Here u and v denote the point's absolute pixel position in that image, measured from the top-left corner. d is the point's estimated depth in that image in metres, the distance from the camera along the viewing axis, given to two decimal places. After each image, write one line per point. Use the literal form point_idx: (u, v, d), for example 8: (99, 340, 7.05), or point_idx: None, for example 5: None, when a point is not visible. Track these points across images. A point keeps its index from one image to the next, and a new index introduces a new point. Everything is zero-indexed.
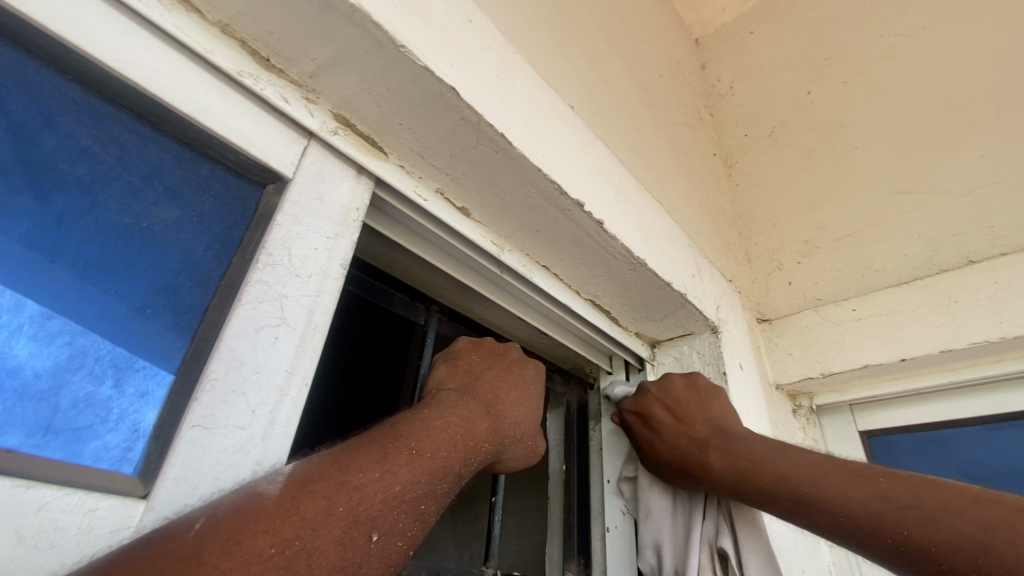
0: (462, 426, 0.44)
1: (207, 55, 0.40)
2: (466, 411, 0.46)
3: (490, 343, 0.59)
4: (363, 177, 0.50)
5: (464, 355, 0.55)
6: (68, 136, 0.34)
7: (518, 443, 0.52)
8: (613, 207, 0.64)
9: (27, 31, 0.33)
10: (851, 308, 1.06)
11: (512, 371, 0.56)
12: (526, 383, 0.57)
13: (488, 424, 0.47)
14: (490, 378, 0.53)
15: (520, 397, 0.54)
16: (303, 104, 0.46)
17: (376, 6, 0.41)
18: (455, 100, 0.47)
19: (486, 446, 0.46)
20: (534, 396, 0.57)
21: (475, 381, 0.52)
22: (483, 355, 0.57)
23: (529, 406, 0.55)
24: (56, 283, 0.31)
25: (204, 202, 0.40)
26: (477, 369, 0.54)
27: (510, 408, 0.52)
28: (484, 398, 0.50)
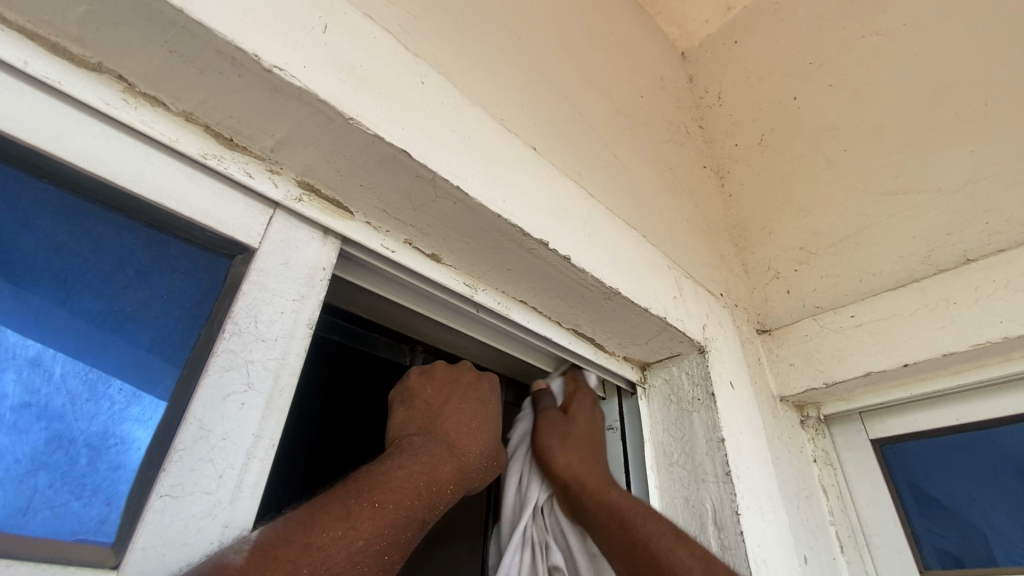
0: (425, 472, 0.46)
1: (172, 144, 0.44)
2: (430, 455, 0.48)
3: (442, 367, 0.60)
4: (329, 238, 0.53)
5: (420, 392, 0.56)
6: (42, 234, 0.38)
7: (485, 470, 0.55)
8: (582, 240, 0.66)
9: (5, 146, 0.37)
10: (849, 314, 1.04)
11: (471, 401, 0.58)
12: (489, 416, 0.58)
13: (450, 463, 0.49)
14: (453, 415, 0.55)
15: (483, 429, 0.56)
16: (267, 177, 0.49)
17: (324, 85, 0.45)
18: (408, 160, 0.50)
19: (450, 486, 0.48)
20: (495, 424, 0.59)
21: (435, 419, 0.53)
22: (438, 387, 0.58)
23: (493, 433, 0.57)
24: (33, 374, 0.34)
25: (173, 278, 0.43)
26: (435, 405, 0.55)
27: (471, 441, 0.53)
28: (444, 437, 0.52)
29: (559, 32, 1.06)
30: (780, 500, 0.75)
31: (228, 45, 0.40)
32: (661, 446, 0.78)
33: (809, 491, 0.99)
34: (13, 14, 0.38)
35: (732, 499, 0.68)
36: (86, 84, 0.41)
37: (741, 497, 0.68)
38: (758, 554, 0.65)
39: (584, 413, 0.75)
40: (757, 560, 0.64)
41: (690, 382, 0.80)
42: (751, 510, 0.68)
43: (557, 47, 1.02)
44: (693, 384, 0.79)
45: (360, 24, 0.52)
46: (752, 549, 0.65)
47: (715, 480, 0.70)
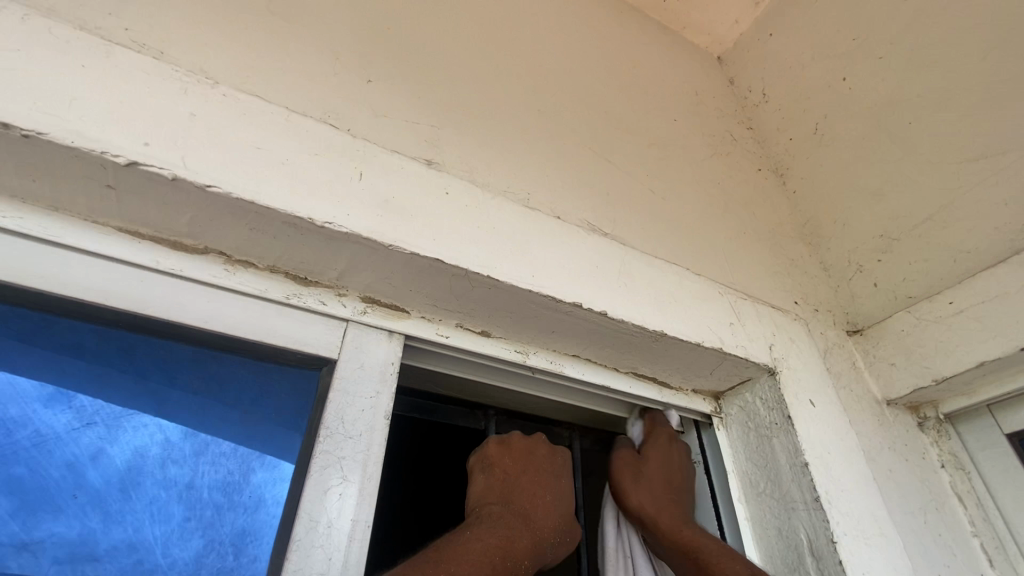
0: (500, 545, 0.52)
1: (263, 293, 0.56)
2: (505, 529, 0.54)
3: (518, 439, 0.65)
4: (394, 336, 0.62)
5: (499, 460, 0.63)
6: (184, 384, 0.52)
7: (558, 546, 0.59)
8: (618, 293, 0.70)
9: (160, 326, 0.52)
10: (947, 301, 0.97)
11: (545, 475, 0.63)
12: (559, 489, 0.64)
13: (525, 538, 0.55)
14: (526, 487, 0.61)
15: (558, 505, 0.62)
16: (336, 299, 0.60)
17: (365, 224, 0.55)
18: (443, 265, 0.58)
19: (525, 560, 0.53)
20: (568, 498, 0.64)
21: (512, 492, 0.59)
22: (516, 458, 0.63)
23: (565, 507, 0.62)
24: (190, 494, 0.48)
25: (273, 398, 0.55)
26: (512, 476, 0.61)
27: (545, 515, 0.59)
28: (521, 511, 0.58)
29: (578, 88, 1.13)
30: (888, 519, 0.71)
31: (290, 217, 0.52)
32: (746, 476, 0.76)
33: (941, 502, 0.89)
34: (144, 227, 0.52)
35: (827, 527, 0.66)
36: (197, 264, 0.54)
37: (835, 523, 0.66)
38: None
39: (631, 465, 0.75)
40: None
41: (765, 407, 0.78)
42: (850, 536, 0.66)
43: (577, 103, 1.08)
44: (768, 408, 0.77)
45: (387, 160, 0.62)
46: None
47: (805, 507, 0.68)
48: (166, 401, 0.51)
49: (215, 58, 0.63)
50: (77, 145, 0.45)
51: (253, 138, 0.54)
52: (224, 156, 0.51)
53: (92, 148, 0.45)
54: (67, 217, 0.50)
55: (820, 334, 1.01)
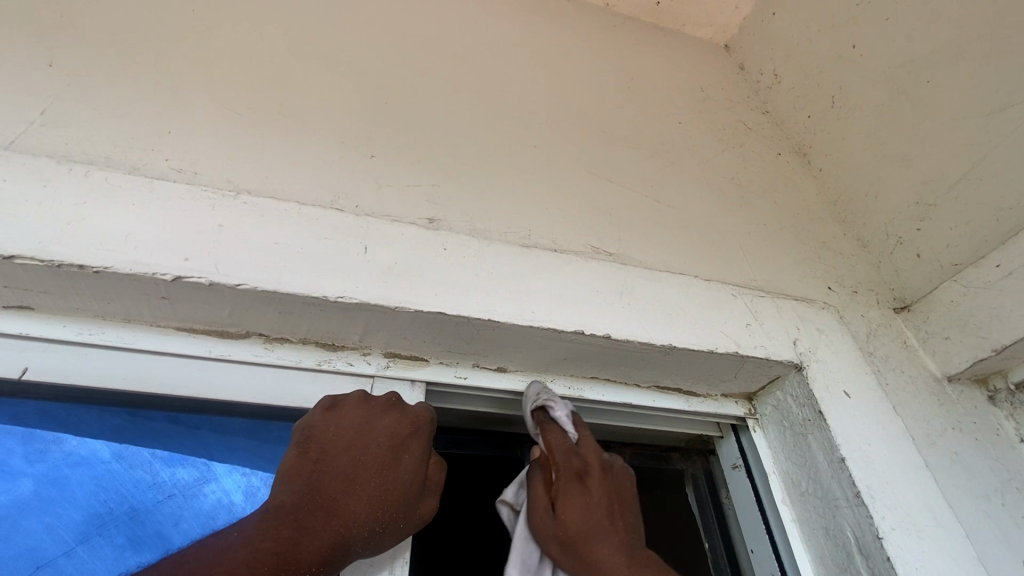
0: (277, 544, 0.47)
1: (299, 363, 0.65)
2: (293, 525, 0.49)
3: (351, 410, 0.60)
4: (417, 384, 0.69)
5: (322, 435, 0.57)
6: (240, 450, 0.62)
7: (379, 539, 0.55)
8: (621, 314, 0.73)
9: (219, 403, 0.61)
10: (995, 265, 0.91)
11: (376, 452, 0.57)
12: (394, 465, 0.58)
13: (325, 534, 0.50)
14: (344, 469, 0.56)
15: (384, 490, 0.56)
16: (362, 359, 0.68)
17: (373, 293, 0.62)
18: (447, 317, 0.64)
19: (315, 565, 0.48)
20: (408, 475, 0.58)
21: (323, 476, 0.54)
22: (342, 431, 0.58)
23: (396, 487, 0.56)
24: None
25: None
26: (330, 454, 0.56)
27: (356, 505, 0.53)
28: (326, 502, 0.53)
29: (573, 112, 1.15)
30: (945, 506, 0.68)
31: (308, 297, 0.60)
32: (787, 476, 0.75)
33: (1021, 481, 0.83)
34: (197, 324, 0.62)
35: (871, 523, 0.64)
36: (243, 347, 0.64)
37: (881, 518, 0.64)
38: None
39: (568, 471, 0.64)
40: None
41: (796, 403, 0.77)
42: (899, 530, 0.64)
43: (574, 128, 1.11)
44: (800, 405, 0.76)
45: (389, 230, 0.70)
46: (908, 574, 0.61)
47: (847, 504, 0.67)
48: (227, 468, 0.60)
49: (239, 170, 0.74)
50: (136, 271, 0.56)
51: (271, 234, 0.63)
52: (249, 255, 0.60)
53: (147, 271, 0.56)
54: (138, 325, 0.61)
55: (859, 317, 0.97)
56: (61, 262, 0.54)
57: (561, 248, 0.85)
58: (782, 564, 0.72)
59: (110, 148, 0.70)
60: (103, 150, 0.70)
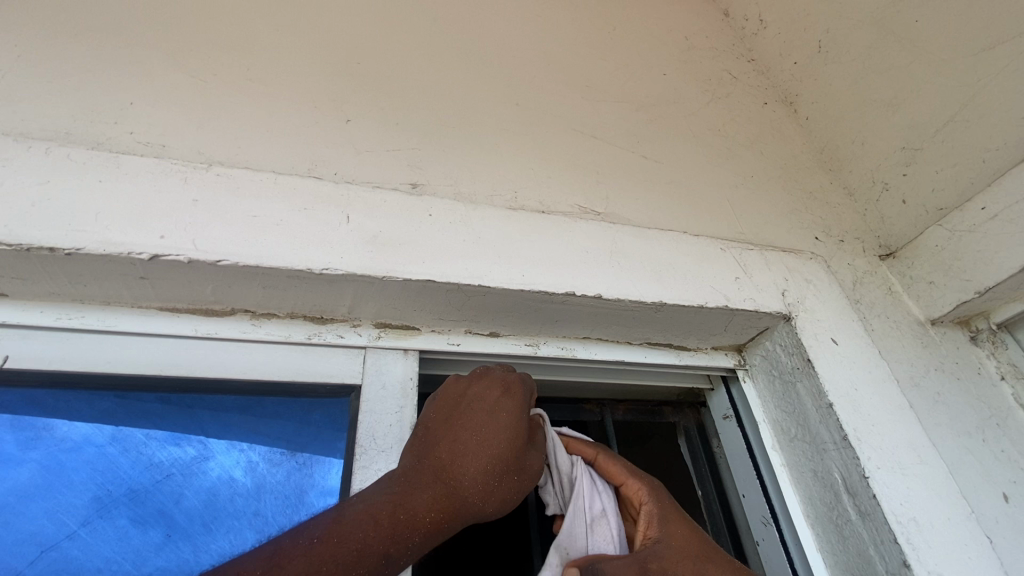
0: (393, 501, 0.48)
1: (287, 338, 0.64)
2: (407, 485, 0.50)
3: (453, 387, 0.59)
4: (409, 353, 0.68)
5: (426, 415, 0.57)
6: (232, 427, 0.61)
7: (498, 492, 0.53)
8: (611, 274, 0.72)
9: (207, 382, 0.60)
10: (980, 207, 0.92)
11: (476, 415, 0.56)
12: (499, 423, 0.56)
13: (437, 489, 0.50)
14: (448, 433, 0.55)
15: (489, 444, 0.54)
16: (353, 330, 0.67)
17: (358, 262, 0.61)
18: (436, 284, 0.63)
19: (430, 516, 0.48)
20: (513, 431, 0.56)
21: (428, 442, 0.54)
22: (443, 404, 0.58)
23: (501, 442, 0.54)
24: (257, 520, 0.56)
25: (311, 429, 0.62)
26: (435, 425, 0.56)
27: (467, 463, 0.52)
28: (434, 462, 0.52)
29: (553, 67, 1.11)
30: (928, 445, 0.70)
31: (292, 271, 0.59)
32: (778, 423, 0.77)
33: (1002, 417, 0.86)
34: (180, 303, 0.61)
35: (857, 463, 0.66)
36: (229, 325, 0.63)
37: (867, 458, 0.66)
38: (902, 513, 0.63)
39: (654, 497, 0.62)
40: (901, 519, 0.62)
41: (785, 353, 0.78)
42: (883, 469, 0.66)
43: (556, 84, 1.08)
44: (789, 354, 0.77)
45: (371, 198, 0.67)
46: (892, 510, 0.63)
47: (835, 447, 0.69)
48: (224, 446, 0.59)
49: (208, 141, 0.71)
50: (110, 251, 0.54)
51: (248, 207, 0.61)
52: (227, 230, 0.58)
53: (121, 251, 0.54)
54: (118, 308, 0.60)
55: (846, 266, 0.98)
56: (31, 245, 0.52)
57: (547, 209, 0.84)
58: (772, 506, 0.74)
59: (71, 122, 0.67)
60: (63, 124, 0.66)
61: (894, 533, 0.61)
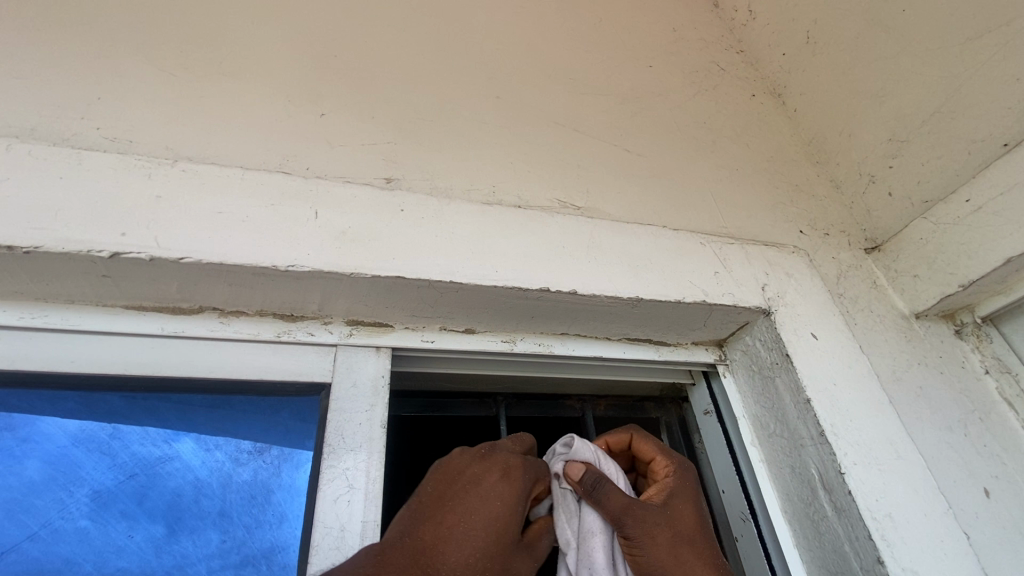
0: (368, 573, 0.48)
1: (256, 336, 0.63)
2: (384, 559, 0.49)
3: (454, 463, 0.60)
4: (381, 350, 0.67)
5: (422, 491, 0.58)
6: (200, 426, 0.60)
7: None
8: (587, 269, 0.71)
9: (174, 381, 0.59)
10: (965, 199, 0.90)
11: (468, 497, 0.56)
12: (490, 511, 0.56)
13: (413, 569, 0.50)
14: (439, 513, 0.55)
15: (476, 532, 0.54)
16: (324, 328, 0.66)
17: (326, 259, 0.60)
18: (405, 281, 0.62)
19: None
20: (502, 524, 0.55)
21: (416, 520, 0.54)
22: (441, 482, 0.58)
23: (487, 537, 0.54)
24: (223, 521, 0.56)
25: (280, 428, 0.62)
26: (430, 501, 0.56)
27: (449, 549, 0.52)
28: (419, 541, 0.52)
29: (537, 59, 1.10)
30: (907, 440, 0.69)
31: (257, 268, 0.58)
32: (757, 419, 0.76)
33: (985, 411, 0.85)
34: (145, 301, 0.60)
35: (833, 459, 0.66)
36: (197, 323, 0.62)
37: (843, 454, 0.66)
38: (877, 509, 0.62)
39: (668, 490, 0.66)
40: (876, 515, 0.62)
41: (765, 348, 0.77)
42: (860, 465, 0.65)
43: (539, 76, 1.06)
44: (768, 349, 0.77)
45: (341, 193, 0.66)
46: (867, 506, 0.62)
47: (813, 443, 0.68)
48: (191, 446, 0.59)
49: (177, 137, 0.70)
50: (69, 249, 0.53)
51: (214, 204, 0.60)
52: (191, 227, 0.58)
53: (81, 248, 0.53)
54: (82, 306, 0.59)
55: (831, 259, 0.97)
56: None
57: (526, 204, 0.83)
58: (751, 502, 0.74)
59: (36, 118, 0.66)
60: (27, 120, 0.65)
61: (869, 529, 0.61)
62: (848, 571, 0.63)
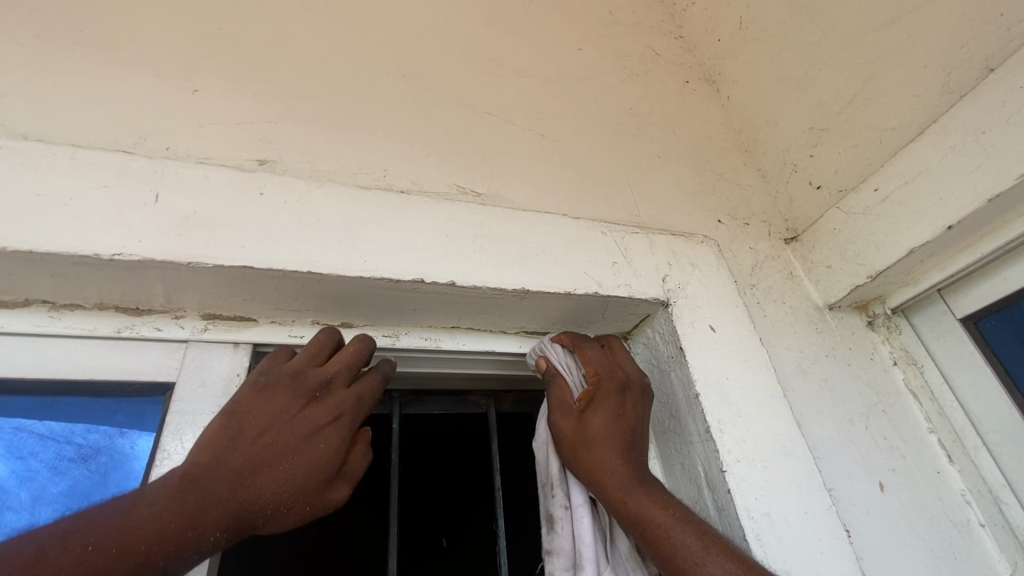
0: (185, 510, 0.45)
1: (92, 332, 0.57)
2: (195, 494, 0.46)
3: (274, 398, 0.56)
4: (241, 347, 0.62)
5: (244, 416, 0.53)
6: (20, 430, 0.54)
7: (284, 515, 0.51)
8: (471, 261, 0.67)
9: None
10: (874, 188, 0.88)
11: (288, 429, 0.54)
12: (312, 440, 0.55)
13: (227, 501, 0.47)
14: (257, 440, 0.52)
15: (298, 462, 0.53)
16: (174, 322, 0.61)
17: (162, 247, 0.55)
18: (256, 272, 0.57)
19: (217, 531, 0.46)
20: (330, 451, 0.55)
21: (227, 451, 0.50)
22: (266, 410, 0.54)
23: (306, 464, 0.53)
24: None
25: (114, 431, 0.56)
26: (248, 431, 0.52)
27: (266, 480, 0.50)
28: (234, 476, 0.49)
29: (455, 38, 1.04)
30: (798, 436, 0.68)
31: (76, 256, 0.52)
32: (654, 414, 0.74)
33: (889, 403, 0.84)
34: None
35: (717, 457, 0.63)
36: (20, 317, 0.56)
37: (726, 451, 0.63)
38: (756, 508, 0.60)
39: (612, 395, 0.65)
40: (754, 514, 0.59)
41: (663, 341, 0.75)
42: (743, 462, 0.63)
43: (454, 56, 1.01)
44: (666, 342, 0.74)
45: (193, 175, 0.61)
46: (745, 506, 0.60)
47: (699, 440, 0.65)
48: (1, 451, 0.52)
49: (13, 110, 0.63)
50: None
51: (33, 184, 0.54)
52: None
53: None
54: None
55: (747, 249, 0.95)
56: None
57: (420, 190, 0.78)
58: None
59: None
60: None
61: (744, 529, 0.58)
62: None
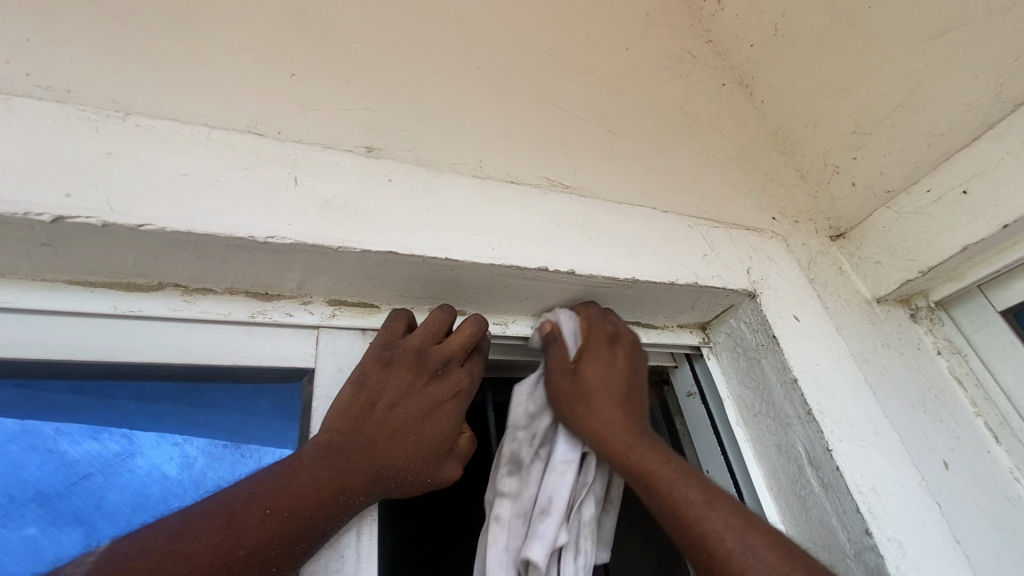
0: (332, 475, 0.47)
1: (228, 317, 0.56)
2: (341, 462, 0.48)
3: (400, 370, 0.55)
4: (368, 333, 0.62)
5: (377, 388, 0.54)
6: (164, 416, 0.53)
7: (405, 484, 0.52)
8: (583, 250, 0.69)
9: (131, 367, 0.52)
10: (926, 189, 0.95)
11: (415, 403, 0.54)
12: (432, 413, 0.55)
13: (366, 469, 0.49)
14: (387, 412, 0.53)
15: (421, 435, 0.54)
16: (303, 308, 0.60)
17: (310, 231, 0.54)
18: (397, 258, 0.58)
19: (362, 496, 0.48)
20: (448, 425, 0.56)
21: (362, 423, 0.51)
22: (393, 382, 0.55)
23: (427, 436, 0.54)
24: None
25: (259, 419, 0.56)
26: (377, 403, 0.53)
27: (396, 449, 0.52)
28: (369, 443, 0.50)
29: (516, 33, 1.05)
30: (883, 417, 0.73)
31: (230, 239, 0.51)
32: (741, 399, 0.77)
33: (939, 389, 0.91)
34: (95, 275, 0.52)
35: (822, 437, 0.67)
36: (155, 301, 0.54)
37: (830, 431, 0.68)
38: (863, 483, 0.64)
39: (601, 350, 0.66)
40: (862, 489, 0.64)
41: (750, 330, 0.78)
42: (845, 441, 0.67)
43: (518, 50, 1.02)
44: (753, 331, 0.78)
45: (322, 159, 0.60)
46: (854, 481, 0.64)
47: (800, 422, 0.70)
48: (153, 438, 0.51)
49: (125, 89, 0.61)
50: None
51: (176, 164, 0.53)
52: (151, 190, 0.50)
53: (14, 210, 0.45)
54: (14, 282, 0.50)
55: (802, 245, 1.01)
56: None
57: (514, 181, 0.79)
58: (736, 480, 0.75)
59: None
60: None
61: (856, 502, 0.63)
62: (834, 541, 0.65)
